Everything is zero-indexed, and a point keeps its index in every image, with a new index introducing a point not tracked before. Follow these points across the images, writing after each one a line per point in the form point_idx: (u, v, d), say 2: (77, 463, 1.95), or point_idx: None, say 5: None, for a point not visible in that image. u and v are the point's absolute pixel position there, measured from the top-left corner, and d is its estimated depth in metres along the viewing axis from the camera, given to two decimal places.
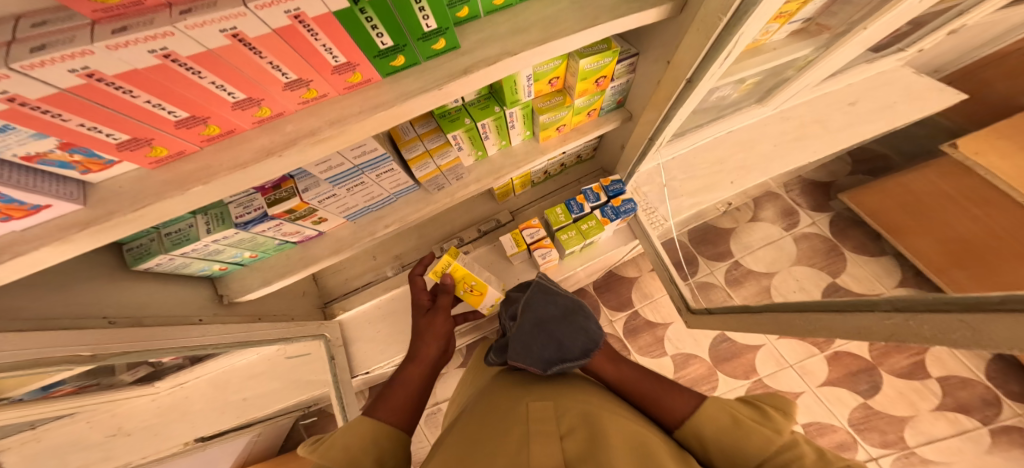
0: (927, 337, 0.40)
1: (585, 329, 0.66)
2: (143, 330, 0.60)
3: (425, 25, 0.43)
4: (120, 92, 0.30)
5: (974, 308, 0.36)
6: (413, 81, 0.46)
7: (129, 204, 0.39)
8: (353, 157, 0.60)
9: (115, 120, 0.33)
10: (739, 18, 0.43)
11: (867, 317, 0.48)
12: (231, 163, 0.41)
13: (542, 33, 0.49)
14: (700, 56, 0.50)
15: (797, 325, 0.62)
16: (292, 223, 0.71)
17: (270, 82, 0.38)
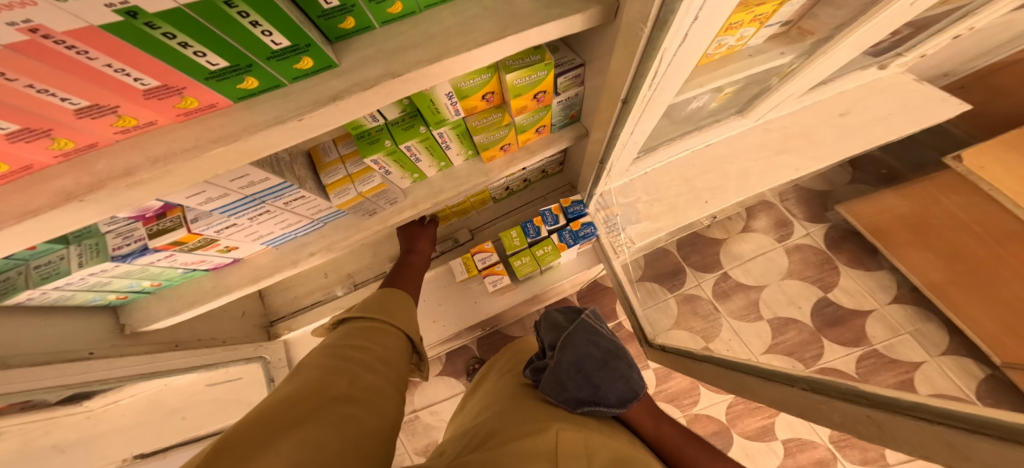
0: (835, 423, 0.31)
1: (624, 374, 0.65)
2: (5, 373, 0.49)
3: (272, 42, 0.33)
4: None
5: (887, 405, 0.26)
6: (270, 108, 0.37)
7: None
8: (237, 187, 0.50)
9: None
10: (661, 28, 0.33)
11: (782, 389, 0.37)
12: (20, 208, 0.32)
13: (440, 47, 0.40)
14: (631, 74, 0.41)
15: (725, 383, 0.51)
16: (190, 254, 0.61)
17: (49, 108, 0.28)
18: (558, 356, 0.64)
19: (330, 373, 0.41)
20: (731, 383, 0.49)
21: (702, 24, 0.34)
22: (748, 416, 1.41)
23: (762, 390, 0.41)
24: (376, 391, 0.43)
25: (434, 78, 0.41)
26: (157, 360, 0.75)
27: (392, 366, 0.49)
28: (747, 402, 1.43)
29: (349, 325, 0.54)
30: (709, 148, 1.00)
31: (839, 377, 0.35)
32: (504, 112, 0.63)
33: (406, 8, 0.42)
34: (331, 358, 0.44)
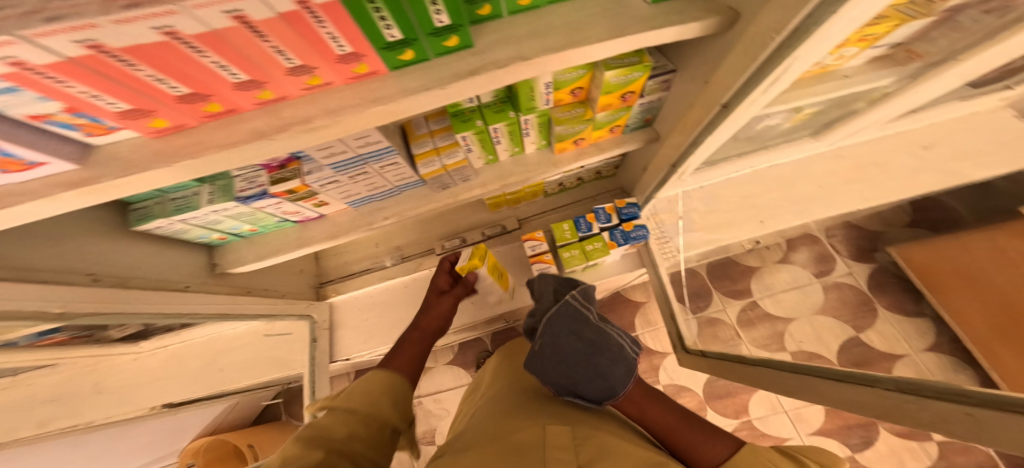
0: (927, 423, 0.32)
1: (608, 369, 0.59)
2: (125, 292, 0.57)
3: (438, 20, 0.40)
4: (125, 64, 0.30)
5: (993, 402, 0.26)
6: (420, 77, 0.44)
7: (118, 170, 0.38)
8: (355, 146, 0.58)
9: (118, 90, 0.32)
10: (797, 38, 0.32)
11: (861, 391, 0.38)
12: (223, 141, 0.40)
13: (564, 40, 0.44)
14: (739, 81, 0.40)
15: (784, 386, 0.52)
16: (292, 203, 0.68)
17: (273, 65, 0.37)
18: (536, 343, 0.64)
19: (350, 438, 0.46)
20: (794, 386, 0.50)
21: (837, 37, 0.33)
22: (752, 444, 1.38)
23: (837, 391, 0.42)
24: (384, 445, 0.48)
25: (555, 65, 0.44)
26: (236, 303, 0.81)
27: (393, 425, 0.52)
28: (753, 429, 1.40)
29: (334, 416, 0.48)
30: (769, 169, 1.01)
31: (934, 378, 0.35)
32: (588, 108, 0.67)
33: (532, 3, 0.47)
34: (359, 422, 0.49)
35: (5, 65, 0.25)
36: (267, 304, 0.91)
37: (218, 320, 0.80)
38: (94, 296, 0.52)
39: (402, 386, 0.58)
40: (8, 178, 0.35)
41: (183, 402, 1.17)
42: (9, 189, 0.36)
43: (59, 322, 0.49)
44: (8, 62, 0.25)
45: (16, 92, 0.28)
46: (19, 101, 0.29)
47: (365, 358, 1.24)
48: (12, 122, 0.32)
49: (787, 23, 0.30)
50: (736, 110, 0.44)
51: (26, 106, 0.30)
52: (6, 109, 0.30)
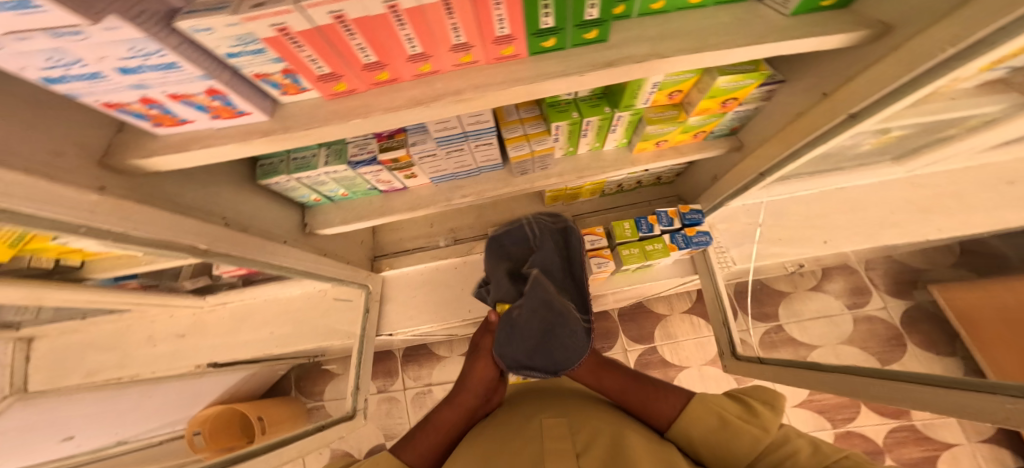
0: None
1: (565, 346, 0.69)
2: (247, 237, 0.61)
3: (589, 14, 0.44)
4: (348, 33, 0.37)
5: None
6: (557, 64, 0.48)
7: (304, 123, 0.45)
8: (467, 123, 0.63)
9: (331, 57, 0.40)
10: (969, 55, 0.33)
11: (968, 398, 0.41)
12: (387, 105, 0.46)
13: (698, 42, 0.46)
14: (884, 91, 0.41)
15: (880, 393, 0.54)
16: (389, 172, 0.73)
17: (443, 43, 0.43)
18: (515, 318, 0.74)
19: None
20: (896, 393, 0.51)
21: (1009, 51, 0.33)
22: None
23: (944, 400, 0.44)
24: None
25: (685, 65, 0.47)
26: (320, 263, 0.86)
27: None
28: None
29: None
30: None
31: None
32: (681, 111, 0.69)
33: (663, 7, 0.49)
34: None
35: (277, 30, 0.35)
36: (340, 269, 0.96)
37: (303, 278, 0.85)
38: (227, 237, 0.57)
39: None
40: (214, 123, 0.43)
41: (223, 364, 1.32)
42: (212, 133, 0.44)
43: (203, 257, 0.54)
44: (280, 28, 0.35)
45: (264, 51, 0.37)
46: (260, 60, 0.38)
47: (406, 336, 1.30)
48: (240, 78, 0.40)
49: (964, 37, 0.32)
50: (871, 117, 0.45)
51: (261, 65, 0.39)
52: (243, 67, 0.39)
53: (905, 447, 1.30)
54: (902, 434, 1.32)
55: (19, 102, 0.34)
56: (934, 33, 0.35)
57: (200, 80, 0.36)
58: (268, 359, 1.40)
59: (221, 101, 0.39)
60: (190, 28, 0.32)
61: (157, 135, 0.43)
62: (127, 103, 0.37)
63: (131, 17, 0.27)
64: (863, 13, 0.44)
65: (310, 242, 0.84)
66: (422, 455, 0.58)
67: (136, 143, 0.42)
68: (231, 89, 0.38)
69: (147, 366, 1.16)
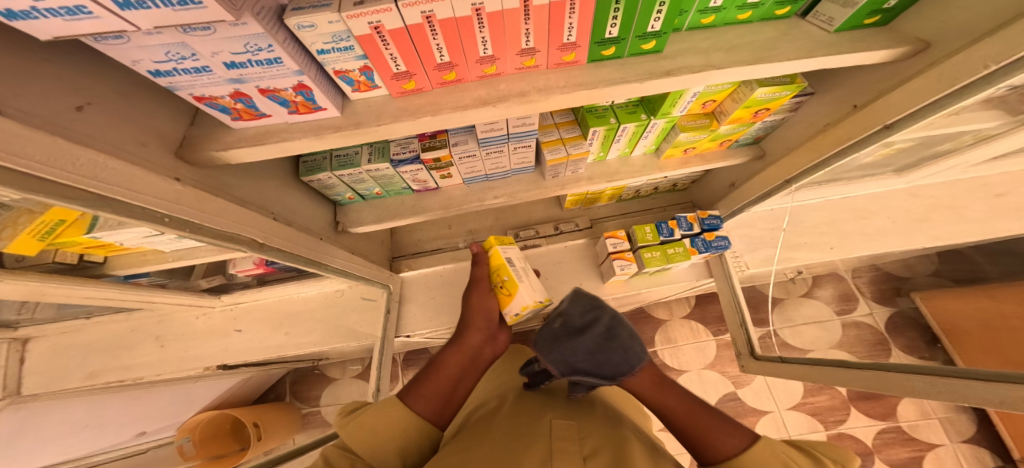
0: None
1: (622, 338, 0.54)
2: (294, 233, 0.62)
3: (651, 26, 0.47)
4: (431, 34, 0.39)
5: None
6: (616, 71, 0.50)
7: (375, 119, 0.44)
8: (513, 125, 0.65)
9: (410, 56, 0.41)
10: (1014, 70, 0.36)
11: (1009, 389, 0.42)
12: (454, 104, 0.47)
13: (751, 55, 0.50)
14: (922, 104, 0.45)
15: (914, 387, 0.56)
16: (428, 171, 0.74)
17: (513, 46, 0.45)
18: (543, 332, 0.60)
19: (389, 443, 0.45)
20: (932, 387, 0.52)
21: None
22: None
23: (978, 392, 0.46)
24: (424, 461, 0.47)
25: (736, 76, 0.50)
26: (352, 261, 0.85)
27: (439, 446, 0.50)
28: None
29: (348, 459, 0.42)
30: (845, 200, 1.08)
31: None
32: (713, 120, 0.73)
33: (713, 22, 0.53)
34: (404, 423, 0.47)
35: (371, 28, 0.35)
36: (368, 268, 0.96)
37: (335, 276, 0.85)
38: (279, 232, 0.57)
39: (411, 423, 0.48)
40: (292, 119, 0.42)
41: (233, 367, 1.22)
42: (282, 127, 0.43)
43: (261, 252, 0.55)
44: (374, 26, 0.35)
45: (351, 48, 0.37)
46: (344, 57, 0.38)
47: (420, 339, 1.29)
48: (320, 72, 0.40)
49: (1006, 56, 0.36)
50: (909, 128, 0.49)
51: (344, 61, 0.39)
52: (325, 64, 0.39)
53: (893, 448, 1.35)
54: (891, 435, 1.37)
55: (116, 96, 0.35)
56: (975, 52, 0.38)
57: (293, 76, 0.35)
58: (273, 362, 1.35)
59: (305, 97, 0.39)
60: (296, 25, 0.32)
61: (234, 129, 0.43)
62: (217, 97, 0.36)
63: (257, 13, 0.28)
64: (901, 33, 0.48)
65: (342, 241, 0.84)
66: (431, 400, 0.51)
67: (211, 136, 0.42)
68: (317, 84, 0.38)
69: (150, 369, 1.12)
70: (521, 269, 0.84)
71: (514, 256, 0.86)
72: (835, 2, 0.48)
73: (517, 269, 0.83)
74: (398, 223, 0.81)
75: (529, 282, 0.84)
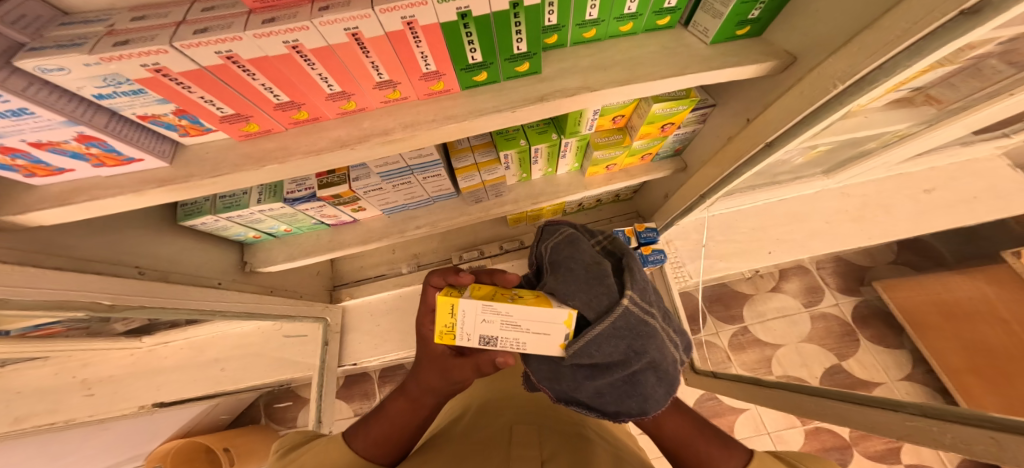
0: (947, 444, 0.37)
1: (647, 382, 0.37)
2: (168, 287, 0.56)
3: (517, 47, 0.44)
4: (245, 74, 0.34)
5: (1010, 427, 0.31)
6: (490, 98, 0.46)
7: (208, 170, 0.40)
8: (409, 158, 0.61)
9: (231, 97, 0.36)
10: (859, 87, 0.36)
11: (887, 414, 0.44)
12: (307, 148, 0.42)
13: (627, 72, 0.48)
14: (793, 121, 0.45)
15: (807, 407, 0.59)
16: (333, 207, 0.69)
17: (365, 79, 0.40)
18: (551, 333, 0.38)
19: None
20: (827, 408, 0.54)
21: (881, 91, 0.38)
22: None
23: (858, 416, 0.49)
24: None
25: (617, 96, 0.48)
26: (262, 303, 0.80)
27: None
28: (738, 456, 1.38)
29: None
30: (783, 203, 1.09)
31: (957, 404, 0.40)
32: (625, 135, 0.71)
33: (596, 36, 0.50)
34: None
35: (151, 71, 0.30)
36: (290, 304, 0.91)
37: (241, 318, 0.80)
38: (141, 289, 0.52)
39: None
40: (101, 172, 0.39)
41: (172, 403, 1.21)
42: (93, 181, 0.39)
43: (108, 313, 0.49)
44: (154, 69, 0.30)
45: (142, 93, 0.33)
46: (143, 101, 0.34)
47: (372, 365, 1.23)
48: (122, 120, 0.36)
49: (855, 71, 0.35)
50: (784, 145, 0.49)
51: (146, 105, 0.34)
52: (125, 108, 0.35)
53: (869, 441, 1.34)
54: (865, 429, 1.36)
55: None
56: (831, 65, 0.38)
57: (65, 126, 0.31)
58: (224, 394, 1.26)
59: (103, 149, 0.35)
60: (35, 68, 0.27)
61: (36, 186, 0.38)
62: None
63: None
64: (771, 44, 0.47)
65: (250, 281, 0.79)
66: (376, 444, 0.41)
67: (5, 196, 0.37)
68: (115, 136, 0.34)
69: (83, 410, 1.01)
70: (500, 337, 0.39)
71: (469, 327, 0.38)
72: (707, 13, 0.46)
73: (501, 347, 0.39)
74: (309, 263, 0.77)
75: (529, 332, 0.38)
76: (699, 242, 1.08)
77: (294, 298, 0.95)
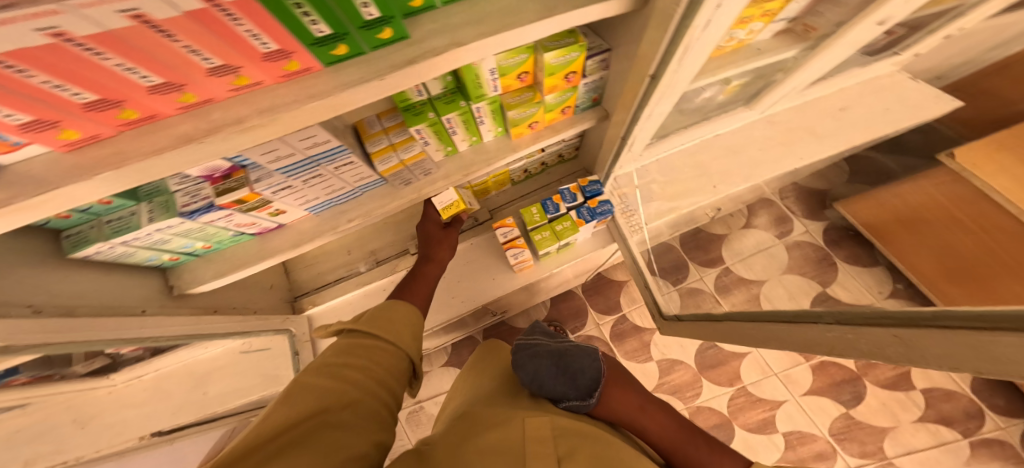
0: (863, 351, 0.40)
1: (582, 367, 0.76)
2: (76, 320, 0.55)
3: (367, 13, 0.38)
4: (10, 71, 0.25)
5: (907, 324, 0.35)
6: (356, 71, 0.42)
7: (33, 187, 0.35)
8: (303, 147, 0.56)
9: (13, 101, 0.28)
10: (691, 11, 0.40)
11: (811, 330, 0.47)
12: (148, 149, 0.37)
13: (497, 24, 0.45)
14: (659, 50, 0.48)
15: (750, 335, 0.61)
16: (245, 214, 0.66)
17: (192, 68, 0.34)
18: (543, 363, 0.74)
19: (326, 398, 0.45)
20: (762, 331, 0.58)
21: (719, 17, 0.43)
22: (749, 409, 1.56)
23: (790, 334, 0.51)
24: (373, 418, 0.48)
25: (490, 51, 0.46)
26: (201, 324, 0.82)
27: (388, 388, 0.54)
28: (748, 395, 1.58)
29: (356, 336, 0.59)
30: (717, 138, 1.11)
31: (857, 308, 0.45)
32: (535, 91, 0.69)
33: None
34: (331, 376, 0.49)
35: None
36: (235, 322, 0.91)
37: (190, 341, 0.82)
38: (41, 326, 0.49)
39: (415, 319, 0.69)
40: None
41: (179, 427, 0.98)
42: None
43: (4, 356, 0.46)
44: None
45: None
46: None
47: None
48: None
49: None
50: (664, 75, 0.52)
51: None
52: None
53: (878, 369, 1.52)
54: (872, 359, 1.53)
55: None
56: None
57: None
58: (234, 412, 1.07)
59: None
60: None
61: None
62: None
63: None
64: None
65: (183, 304, 0.81)
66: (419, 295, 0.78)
67: None
68: None
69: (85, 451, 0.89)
70: None
71: None
72: None
73: None
74: (239, 275, 0.77)
75: None
76: (634, 186, 1.09)
77: (244, 314, 0.97)
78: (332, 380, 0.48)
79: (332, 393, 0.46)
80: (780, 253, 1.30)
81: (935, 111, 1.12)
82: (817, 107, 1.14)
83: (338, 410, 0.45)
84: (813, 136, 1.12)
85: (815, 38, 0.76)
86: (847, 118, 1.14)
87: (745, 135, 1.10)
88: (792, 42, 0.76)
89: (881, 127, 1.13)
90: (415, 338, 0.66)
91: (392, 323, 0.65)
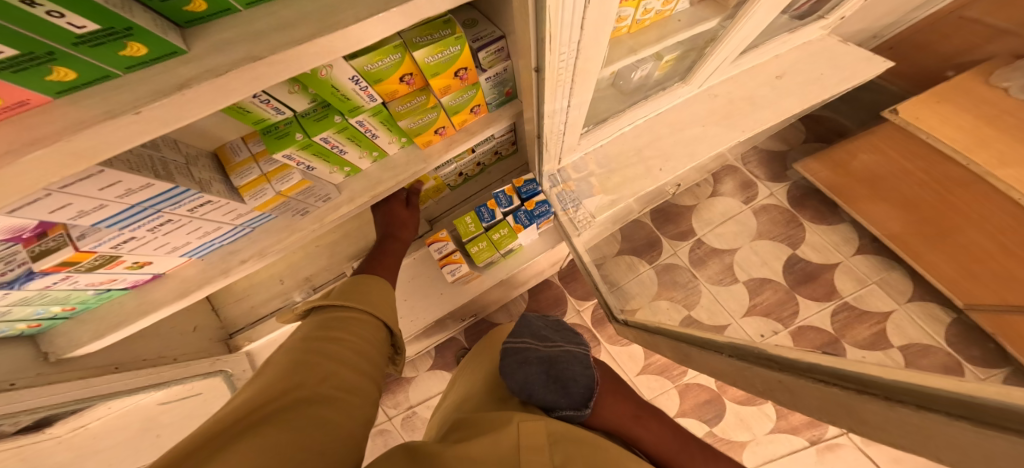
0: (758, 388, 0.35)
1: (574, 373, 0.61)
2: None
3: (76, 26, 0.24)
4: None
5: (791, 367, 0.31)
6: (101, 104, 0.29)
7: None
8: (114, 195, 0.42)
9: None
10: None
11: (715, 359, 0.42)
12: None
13: (316, 25, 0.34)
14: (531, 37, 0.43)
15: (670, 351, 0.56)
16: (90, 273, 0.55)
17: None
18: (520, 367, 0.59)
19: (298, 369, 0.42)
20: (680, 354, 0.52)
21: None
22: None
23: (700, 360, 0.46)
24: (355, 389, 0.44)
25: (317, 60, 0.36)
26: (94, 385, 0.69)
27: (368, 359, 0.50)
28: None
29: (325, 312, 0.55)
30: (658, 117, 1.04)
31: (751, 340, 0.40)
32: (429, 94, 0.59)
33: None
34: (303, 350, 0.46)
35: None
36: (145, 375, 0.77)
37: (116, 396, 0.71)
38: None
39: (385, 289, 0.66)
40: None
41: None
42: None
43: None
44: None
45: None
46: None
47: None
48: None
49: None
50: (546, 66, 0.47)
51: None
52: None
53: (855, 329, 1.50)
54: (848, 319, 1.53)
55: None
56: None
57: None
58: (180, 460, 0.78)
59: None
60: None
61: None
62: None
63: None
64: None
65: (68, 368, 0.68)
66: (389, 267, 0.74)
67: None
68: None
69: None
70: None
71: None
72: None
73: None
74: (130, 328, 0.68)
75: None
76: (560, 184, 1.00)
77: (166, 363, 0.83)
78: (300, 357, 0.44)
79: (305, 363, 0.43)
80: (746, 219, 1.67)
81: (868, 72, 1.10)
82: (751, 78, 1.09)
83: (315, 385, 0.40)
84: (756, 105, 1.06)
85: (734, 6, 0.74)
86: (785, 85, 1.09)
87: (683, 112, 1.04)
88: (714, 10, 0.75)
89: (821, 92, 1.08)
90: (391, 309, 0.63)
91: (366, 292, 0.62)
